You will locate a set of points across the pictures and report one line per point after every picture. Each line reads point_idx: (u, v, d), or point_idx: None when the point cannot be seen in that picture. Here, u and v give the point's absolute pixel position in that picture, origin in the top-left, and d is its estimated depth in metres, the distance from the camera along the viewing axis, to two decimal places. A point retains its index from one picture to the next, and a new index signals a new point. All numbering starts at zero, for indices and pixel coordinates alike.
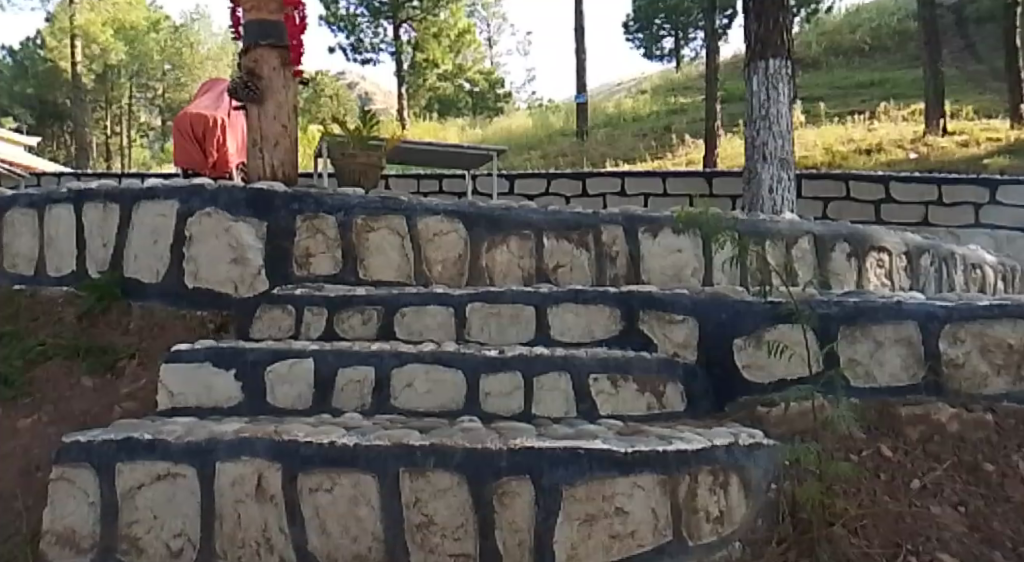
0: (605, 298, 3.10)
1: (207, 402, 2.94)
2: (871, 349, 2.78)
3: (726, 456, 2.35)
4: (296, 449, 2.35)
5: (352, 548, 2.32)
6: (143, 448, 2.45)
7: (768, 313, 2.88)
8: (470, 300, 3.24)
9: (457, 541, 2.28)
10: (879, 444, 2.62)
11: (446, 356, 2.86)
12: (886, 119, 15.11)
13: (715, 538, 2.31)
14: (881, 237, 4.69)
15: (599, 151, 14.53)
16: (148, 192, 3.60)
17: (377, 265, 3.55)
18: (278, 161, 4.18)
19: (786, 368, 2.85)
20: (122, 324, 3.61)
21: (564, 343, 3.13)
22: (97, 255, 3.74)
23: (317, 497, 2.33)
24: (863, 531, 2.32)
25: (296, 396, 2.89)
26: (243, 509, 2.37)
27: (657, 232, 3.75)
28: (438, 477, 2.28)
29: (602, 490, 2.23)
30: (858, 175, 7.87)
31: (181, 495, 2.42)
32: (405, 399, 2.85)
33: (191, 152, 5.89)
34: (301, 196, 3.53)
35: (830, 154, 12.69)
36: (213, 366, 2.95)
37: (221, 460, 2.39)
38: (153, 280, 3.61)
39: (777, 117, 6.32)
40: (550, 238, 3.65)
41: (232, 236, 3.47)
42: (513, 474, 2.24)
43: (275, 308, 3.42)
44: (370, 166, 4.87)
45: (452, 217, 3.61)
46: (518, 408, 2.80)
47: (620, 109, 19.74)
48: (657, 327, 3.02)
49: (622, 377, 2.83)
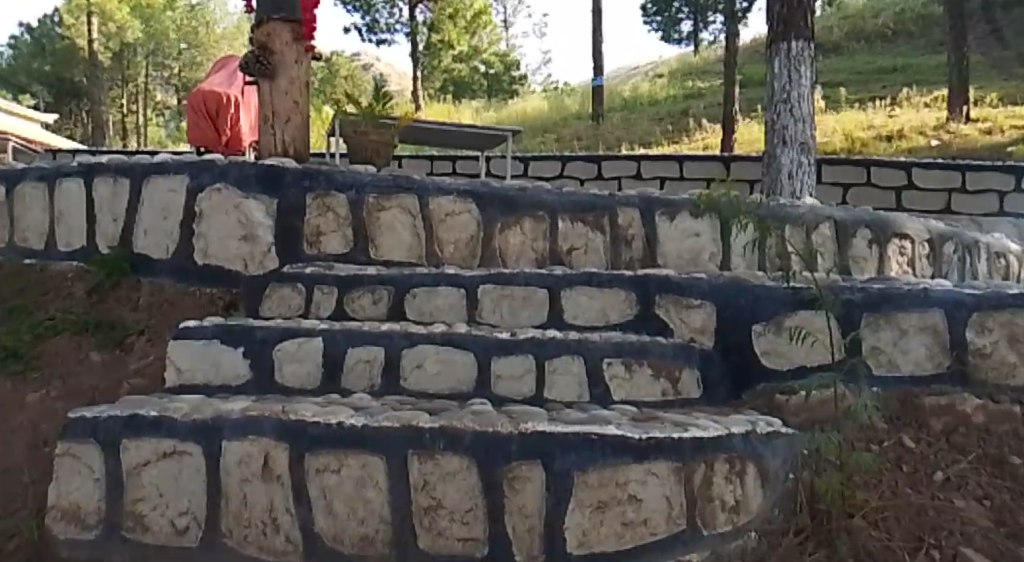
0: (620, 281, 3.03)
1: (214, 380, 2.89)
2: (895, 338, 2.71)
3: (744, 444, 2.29)
4: (303, 429, 2.30)
5: (360, 530, 2.27)
6: (149, 425, 2.41)
7: (789, 298, 2.80)
8: (482, 281, 3.18)
9: (466, 526, 2.23)
10: (901, 435, 2.55)
11: (457, 337, 2.80)
12: (908, 105, 14.91)
13: (731, 527, 2.25)
14: (903, 224, 4.61)
15: (615, 134, 14.42)
16: (158, 166, 3.56)
17: (388, 245, 3.49)
18: (290, 138, 4.14)
19: (807, 355, 2.79)
20: (130, 300, 3.58)
21: (577, 327, 3.07)
22: (106, 230, 3.70)
23: (324, 477, 2.29)
24: (884, 523, 2.26)
25: (304, 375, 2.84)
26: (249, 489, 2.33)
27: (675, 215, 3.69)
28: (447, 460, 2.23)
29: (615, 477, 2.18)
30: (879, 160, 7.73)
31: (187, 473, 2.38)
32: (415, 381, 2.80)
33: (203, 130, 5.84)
34: (312, 172, 3.46)
35: (850, 140, 12.53)
36: (221, 344, 2.90)
37: (227, 439, 2.35)
38: (162, 256, 3.57)
39: (798, 101, 6.21)
40: (566, 220, 3.58)
41: (241, 213, 3.41)
42: (525, 458, 2.18)
43: (285, 287, 3.37)
44: (382, 144, 4.81)
45: (465, 197, 3.54)
46: (529, 392, 2.74)
47: (637, 93, 19.58)
48: (674, 311, 2.95)
49: (637, 362, 2.77)
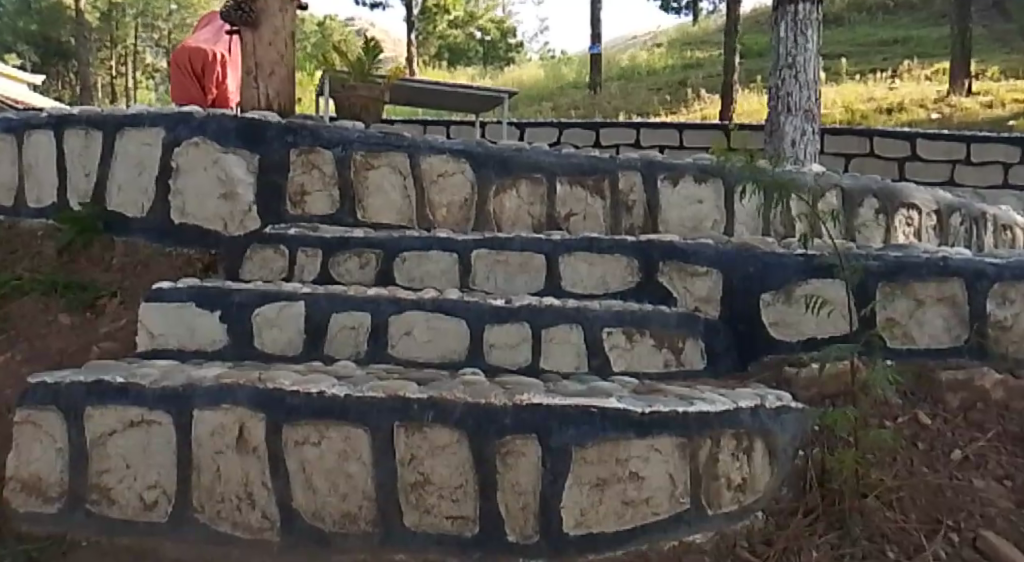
0: (621, 248, 2.87)
1: (189, 345, 2.73)
2: (911, 309, 2.56)
3: (751, 419, 2.15)
4: (282, 398, 2.15)
5: (341, 506, 2.13)
6: (113, 392, 2.25)
7: (801, 266, 2.62)
8: (476, 246, 3.02)
9: (455, 503, 2.08)
10: (916, 411, 2.45)
11: (448, 304, 2.65)
12: (909, 78, 14.71)
13: (736, 507, 2.13)
14: (911, 193, 4.47)
15: (613, 105, 14.22)
16: (133, 119, 3.37)
17: (376, 207, 3.32)
18: (274, 93, 3.95)
19: (819, 325, 2.62)
20: (103, 261, 3.41)
21: (576, 295, 2.92)
22: (78, 185, 3.51)
23: (304, 451, 2.14)
24: (899, 504, 2.17)
25: (285, 342, 2.69)
26: (223, 461, 2.18)
27: (677, 180, 3.57)
28: (436, 433, 2.08)
29: (616, 453, 2.04)
30: (883, 131, 7.59)
31: (157, 443, 2.23)
32: (403, 348, 2.65)
33: (188, 88, 5.60)
34: (295, 128, 3.28)
35: (849, 112, 12.35)
36: (197, 307, 2.74)
37: (200, 408, 2.19)
38: (138, 214, 3.40)
39: (804, 66, 6.00)
40: (564, 183, 3.43)
41: (221, 169, 3.24)
42: (519, 433, 2.03)
43: (267, 248, 3.21)
44: (372, 100, 4.61)
45: (459, 156, 3.36)
46: (525, 361, 2.60)
47: (635, 62, 19.35)
48: (678, 279, 2.79)
49: (638, 331, 2.61)
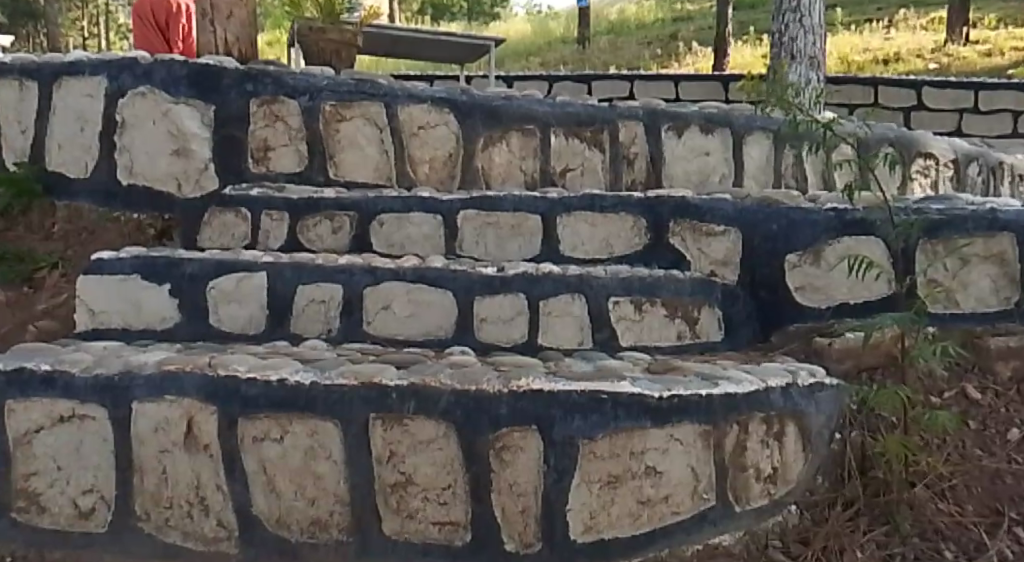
0: (626, 205, 2.56)
1: (135, 324, 2.42)
2: (957, 269, 2.25)
3: (783, 401, 1.85)
4: (235, 387, 1.84)
5: (310, 512, 1.83)
6: (38, 382, 1.94)
7: (830, 222, 2.30)
8: (463, 206, 2.69)
9: (442, 507, 1.78)
10: (965, 384, 2.15)
11: (432, 273, 2.32)
12: (905, 28, 14.28)
13: (767, 501, 1.85)
14: (928, 142, 4.17)
15: (601, 59, 13.78)
16: (71, 67, 3.04)
17: (349, 163, 3.01)
18: (232, 36, 3.81)
19: (849, 291, 2.30)
20: (43, 229, 3.12)
21: (577, 261, 2.61)
22: (15, 143, 3.19)
23: (263, 448, 1.83)
24: (953, 494, 1.89)
25: (245, 319, 2.38)
26: (169, 461, 1.88)
27: (683, 130, 3.26)
28: (419, 426, 1.77)
29: (630, 445, 1.73)
30: (888, 80, 7.25)
31: (91, 442, 1.93)
32: (381, 325, 2.34)
33: (150, 42, 4.80)
34: (255, 75, 2.93)
35: (845, 63, 11.95)
36: (142, 280, 2.41)
37: (140, 399, 1.89)
38: (81, 175, 3.08)
39: (809, 9, 5.72)
40: (559, 135, 3.13)
41: (171, 122, 2.92)
42: (516, 424, 1.72)
43: (227, 212, 2.90)
44: (343, 45, 4.37)
45: (441, 106, 3.04)
46: (520, 337, 2.30)
47: (625, 16, 18.86)
48: (692, 241, 2.48)
49: (648, 301, 2.31)
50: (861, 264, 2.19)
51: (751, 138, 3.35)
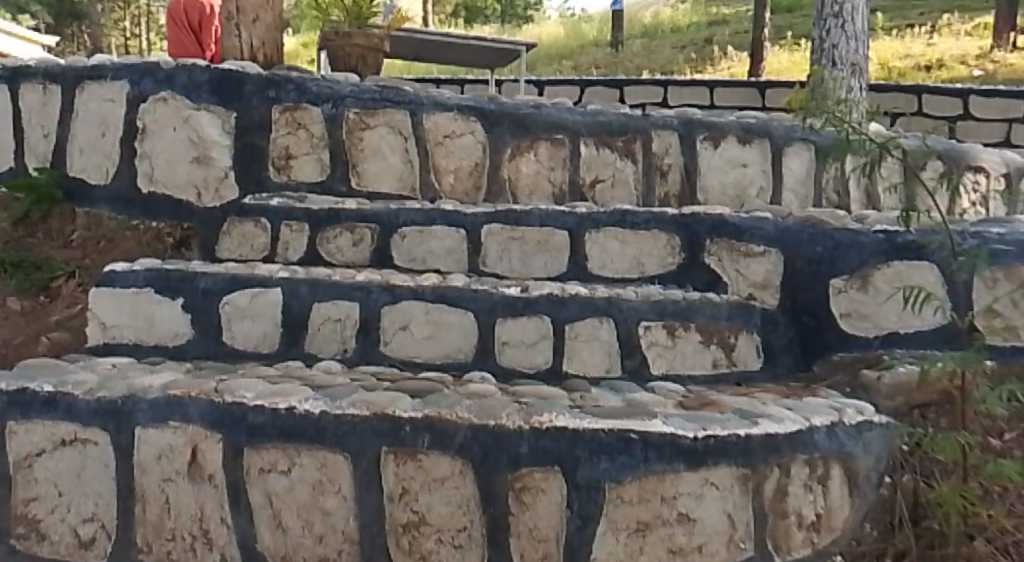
0: (660, 222, 2.42)
1: (147, 339, 2.32)
2: (1017, 298, 2.09)
3: (828, 442, 1.69)
4: (242, 415, 1.73)
5: (317, 550, 1.72)
6: (40, 404, 1.84)
7: (879, 246, 2.16)
8: (487, 220, 2.57)
9: (457, 550, 1.65)
10: None
11: (453, 293, 2.20)
12: (948, 33, 13.92)
13: (809, 551, 1.70)
14: (978, 155, 3.97)
15: (635, 63, 13.60)
16: (93, 71, 2.97)
17: (373, 173, 2.90)
18: (257, 41, 3.73)
19: (899, 319, 2.16)
20: (63, 236, 3.05)
21: (605, 280, 2.48)
22: (37, 148, 3.12)
23: (269, 480, 1.72)
24: (1017, 550, 1.73)
25: (260, 337, 2.28)
26: (172, 491, 1.78)
27: (720, 141, 3.11)
28: (433, 463, 1.64)
29: (661, 489, 1.59)
30: (932, 88, 7.00)
31: (91, 467, 1.82)
32: (399, 345, 2.23)
33: (184, 46, 4.66)
34: (278, 81, 2.84)
35: (886, 69, 11.65)
36: (155, 294, 2.32)
37: (143, 425, 1.79)
38: (102, 181, 3.01)
39: (851, 15, 5.53)
40: (589, 144, 3.00)
41: (191, 129, 2.83)
42: (537, 464, 1.59)
43: (246, 222, 2.80)
44: (369, 50, 4.28)
45: (468, 114, 2.92)
46: (545, 363, 2.17)
47: (659, 20, 18.63)
48: (728, 261, 2.34)
49: (682, 326, 2.16)
50: (913, 297, 2.05)
51: (791, 150, 3.19)
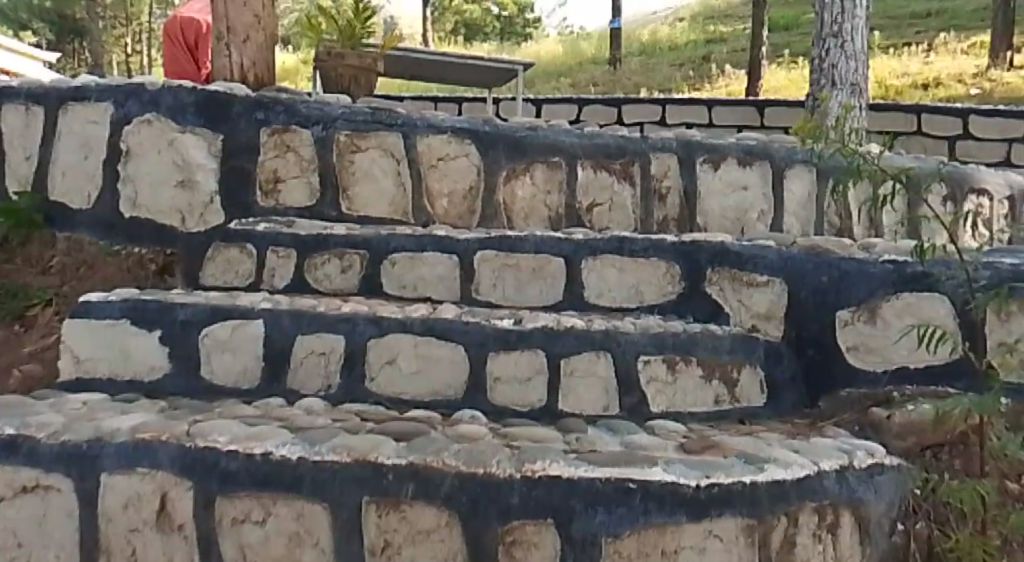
0: (659, 250, 2.33)
1: (122, 373, 2.21)
2: None
3: (838, 488, 1.59)
4: (215, 461, 1.63)
5: None
6: (2, 448, 1.74)
7: (889, 277, 2.07)
8: (480, 246, 2.47)
9: None
10: None
11: (443, 326, 2.11)
12: (945, 51, 13.89)
13: None
14: (981, 177, 3.88)
15: (632, 81, 13.52)
16: (77, 92, 2.88)
17: (363, 198, 2.82)
18: (248, 62, 3.54)
19: (909, 355, 2.06)
20: (42, 262, 2.96)
21: (602, 310, 2.38)
22: (18, 170, 3.02)
23: (243, 531, 1.62)
24: None
25: (240, 371, 2.18)
26: (140, 541, 1.67)
27: (719, 163, 3.00)
28: (418, 514, 1.54)
29: (662, 543, 1.49)
30: (932, 108, 6.88)
31: (55, 516, 1.72)
32: (385, 381, 2.12)
33: (180, 64, 4.59)
34: (266, 103, 2.76)
35: (883, 87, 11.59)
36: (131, 325, 2.21)
37: (110, 471, 1.68)
38: (83, 206, 2.91)
39: (851, 34, 5.45)
40: (586, 167, 2.91)
41: (176, 152, 2.74)
42: (530, 516, 1.49)
43: (231, 248, 2.70)
44: (363, 70, 4.19)
45: (462, 136, 2.83)
46: (539, 400, 2.07)
47: (656, 37, 18.61)
48: (731, 290, 2.25)
49: (682, 359, 2.06)
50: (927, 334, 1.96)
51: (792, 172, 3.07)
